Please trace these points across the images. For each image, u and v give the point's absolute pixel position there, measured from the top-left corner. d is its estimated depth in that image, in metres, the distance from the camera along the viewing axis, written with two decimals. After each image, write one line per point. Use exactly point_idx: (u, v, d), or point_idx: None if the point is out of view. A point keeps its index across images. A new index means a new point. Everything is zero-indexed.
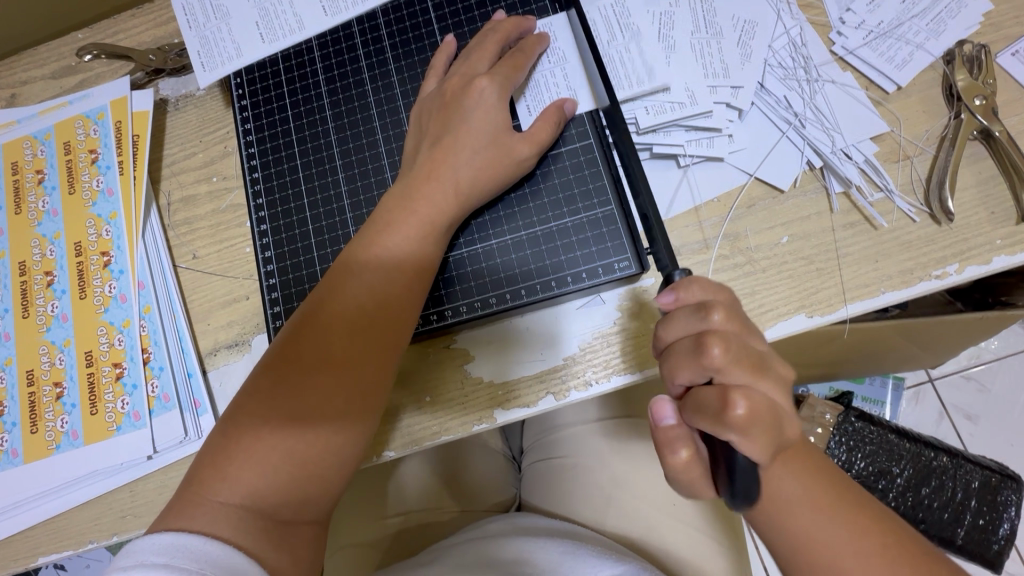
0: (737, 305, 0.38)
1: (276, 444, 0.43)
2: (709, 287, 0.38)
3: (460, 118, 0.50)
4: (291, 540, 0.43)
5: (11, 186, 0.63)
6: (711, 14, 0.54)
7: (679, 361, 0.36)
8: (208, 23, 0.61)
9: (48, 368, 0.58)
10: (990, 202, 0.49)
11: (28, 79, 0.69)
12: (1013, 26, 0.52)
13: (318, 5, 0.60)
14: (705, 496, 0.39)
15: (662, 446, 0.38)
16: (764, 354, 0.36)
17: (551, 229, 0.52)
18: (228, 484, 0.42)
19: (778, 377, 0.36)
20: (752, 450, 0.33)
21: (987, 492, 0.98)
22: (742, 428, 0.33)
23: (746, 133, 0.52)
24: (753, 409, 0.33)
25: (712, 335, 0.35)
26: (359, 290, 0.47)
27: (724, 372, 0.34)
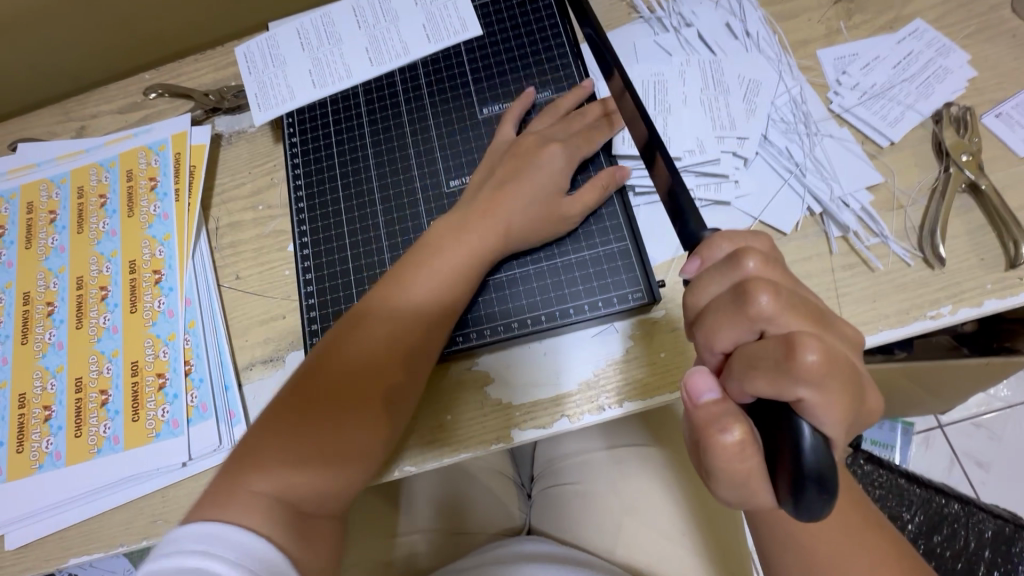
0: (774, 251, 0.36)
1: (308, 442, 0.46)
2: (740, 236, 0.36)
3: (528, 171, 0.55)
4: (311, 534, 0.44)
5: (76, 208, 0.69)
6: (719, 74, 0.60)
7: (721, 317, 0.33)
8: (267, 70, 0.68)
9: (96, 376, 0.62)
10: (981, 250, 0.52)
11: (96, 113, 0.76)
12: (996, 91, 0.57)
13: (365, 58, 0.67)
14: (759, 501, 0.31)
15: (705, 426, 0.31)
16: (824, 310, 0.33)
17: (570, 261, 0.56)
18: (262, 474, 0.44)
19: (838, 334, 0.33)
20: (828, 405, 0.28)
21: (1001, 543, 0.94)
22: (814, 378, 0.28)
23: (751, 179, 0.57)
24: (826, 356, 0.29)
25: (758, 283, 0.32)
26: (401, 310, 0.51)
27: (776, 321, 0.31)
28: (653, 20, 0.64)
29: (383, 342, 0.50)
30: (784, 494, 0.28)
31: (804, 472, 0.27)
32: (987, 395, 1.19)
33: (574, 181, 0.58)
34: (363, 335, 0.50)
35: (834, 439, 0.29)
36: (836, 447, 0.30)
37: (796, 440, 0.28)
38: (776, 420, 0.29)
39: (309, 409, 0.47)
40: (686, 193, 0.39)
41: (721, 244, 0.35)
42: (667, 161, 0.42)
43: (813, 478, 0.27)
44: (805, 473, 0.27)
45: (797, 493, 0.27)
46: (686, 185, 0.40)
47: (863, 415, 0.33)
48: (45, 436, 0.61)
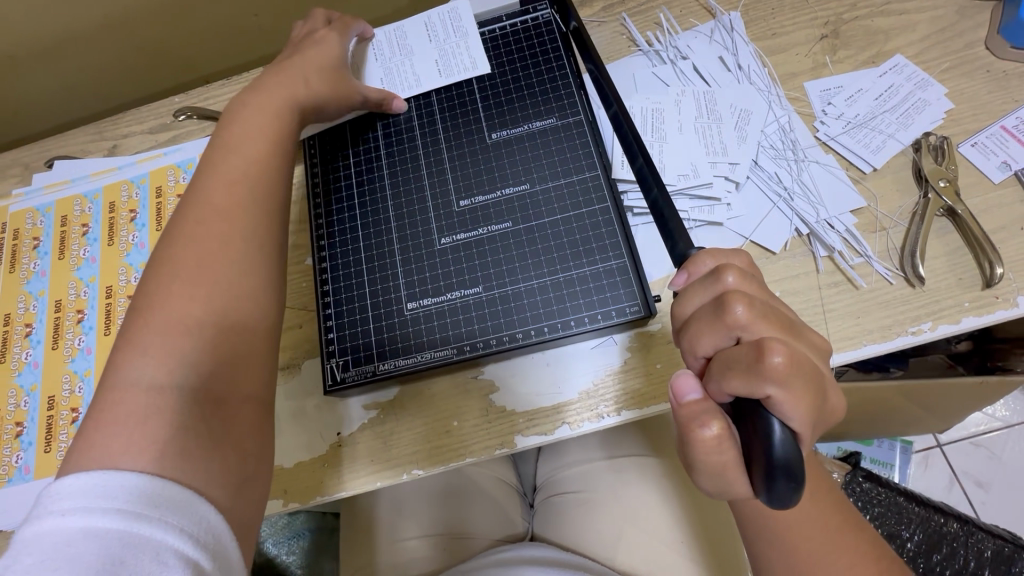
0: (752, 269, 0.40)
1: (188, 334, 0.43)
2: (721, 254, 0.40)
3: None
4: (223, 418, 0.42)
5: (107, 222, 0.73)
6: (712, 103, 0.64)
7: (702, 326, 0.37)
8: None
9: None
10: (958, 270, 0.56)
11: (128, 133, 0.81)
12: (972, 122, 0.61)
13: (380, 87, 0.70)
14: (737, 488, 0.35)
15: (688, 422, 0.35)
16: (793, 319, 0.37)
17: (571, 275, 0.59)
18: (148, 368, 0.40)
19: (806, 342, 0.36)
20: (794, 402, 0.31)
21: (1001, 563, 0.94)
22: (781, 377, 0.31)
23: (741, 202, 0.61)
24: (791, 359, 0.32)
25: (735, 294, 0.35)
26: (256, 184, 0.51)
27: (750, 329, 0.35)
28: (651, 52, 0.69)
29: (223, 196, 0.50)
30: (756, 481, 0.31)
31: (773, 462, 0.30)
32: (985, 415, 1.21)
33: (576, 202, 0.62)
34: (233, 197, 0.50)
35: (801, 433, 0.32)
36: (803, 441, 0.33)
37: (766, 433, 0.31)
38: (751, 416, 0.32)
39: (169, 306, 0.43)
40: (674, 218, 0.44)
41: (704, 262, 0.40)
42: (657, 186, 0.46)
43: (780, 468, 0.30)
44: (771, 464, 0.30)
45: (767, 481, 0.30)
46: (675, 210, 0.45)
47: (827, 415, 0.36)
48: (72, 437, 0.64)
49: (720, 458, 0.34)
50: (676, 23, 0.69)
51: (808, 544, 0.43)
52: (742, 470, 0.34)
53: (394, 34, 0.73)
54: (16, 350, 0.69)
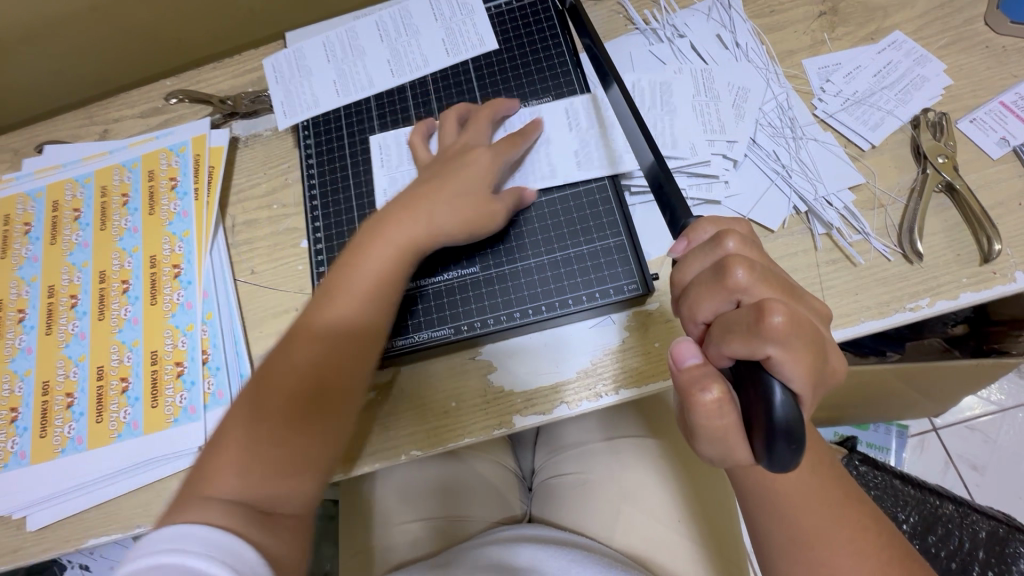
0: (752, 235, 0.40)
1: (258, 448, 0.47)
2: (721, 222, 0.40)
3: (449, 175, 0.57)
4: (274, 528, 0.44)
5: (100, 206, 0.72)
6: (710, 81, 0.64)
7: (702, 291, 0.36)
8: (293, 79, 0.73)
9: (116, 364, 0.65)
10: (957, 246, 0.56)
11: (119, 117, 0.80)
12: (971, 98, 0.60)
13: (388, 70, 0.71)
14: (738, 453, 0.35)
15: (688, 387, 0.35)
16: (793, 283, 0.37)
17: (569, 254, 0.59)
18: (218, 482, 0.45)
19: (805, 305, 0.36)
20: (793, 361, 0.31)
21: (995, 544, 0.91)
22: (781, 337, 0.31)
23: (739, 180, 0.60)
24: (791, 319, 0.32)
25: (735, 258, 0.35)
26: (348, 296, 0.53)
27: (751, 292, 0.34)
28: (649, 31, 0.68)
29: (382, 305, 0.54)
30: (756, 440, 0.31)
31: (773, 420, 0.30)
32: (979, 398, 1.22)
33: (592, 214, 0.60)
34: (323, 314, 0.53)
35: (802, 394, 0.32)
36: (804, 403, 0.33)
37: (766, 393, 0.31)
38: (752, 378, 0.32)
39: (263, 414, 0.48)
40: (673, 187, 0.44)
41: (704, 230, 0.40)
42: (658, 160, 0.46)
43: (780, 428, 0.30)
44: (772, 424, 0.30)
45: (767, 441, 0.30)
46: (674, 182, 0.45)
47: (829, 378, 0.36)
48: (67, 421, 0.64)
49: (721, 422, 0.33)
50: (674, 1, 0.69)
51: (806, 516, 0.43)
52: (743, 435, 0.34)
53: (400, 16, 0.73)
54: (8, 336, 0.68)
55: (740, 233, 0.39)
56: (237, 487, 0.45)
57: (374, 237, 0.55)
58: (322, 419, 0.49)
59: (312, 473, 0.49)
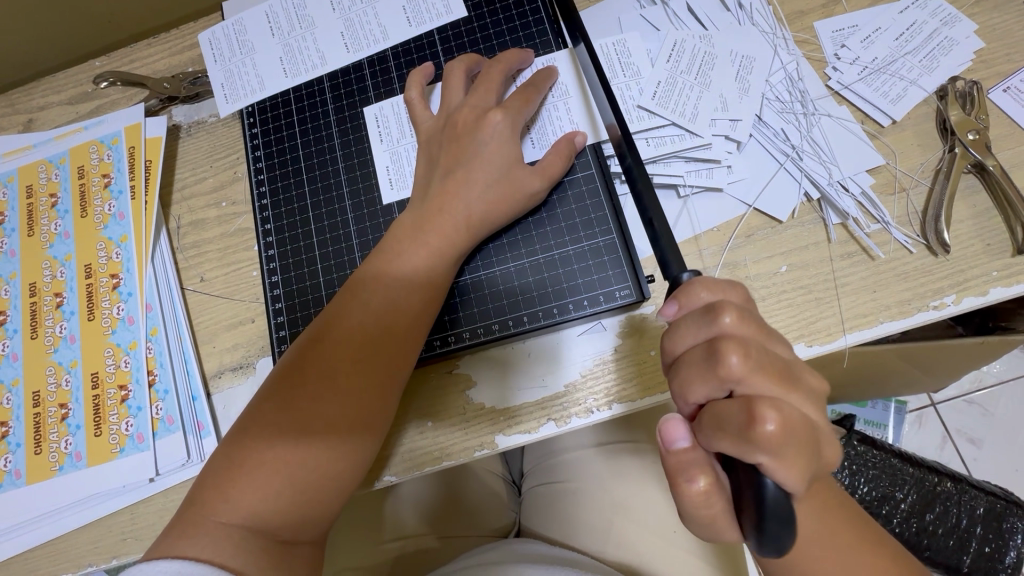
0: (749, 306, 0.36)
1: (278, 467, 0.43)
2: (718, 285, 0.35)
3: (474, 152, 0.51)
4: (287, 564, 0.42)
5: (25, 209, 0.64)
6: (711, 50, 0.56)
7: (693, 373, 0.33)
8: (234, 57, 0.64)
9: (54, 389, 0.58)
10: (986, 234, 0.50)
11: (45, 104, 0.70)
12: (1004, 63, 0.53)
13: (342, 45, 0.62)
14: (726, 531, 0.35)
15: (674, 472, 0.34)
16: (789, 362, 0.33)
17: (554, 257, 0.53)
18: (230, 505, 0.42)
19: (804, 389, 0.33)
20: (784, 469, 0.29)
21: (992, 519, 0.96)
22: (772, 445, 0.29)
23: (744, 164, 0.53)
24: (783, 423, 0.30)
25: (729, 343, 0.31)
26: (377, 303, 0.48)
27: (745, 383, 0.31)
28: None
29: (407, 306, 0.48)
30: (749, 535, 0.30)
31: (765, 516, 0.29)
32: (980, 372, 1.18)
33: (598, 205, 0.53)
34: (354, 318, 0.47)
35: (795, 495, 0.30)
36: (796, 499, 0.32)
37: (757, 493, 0.29)
38: (741, 479, 0.30)
39: (284, 422, 0.44)
40: (647, 193, 0.41)
41: (698, 295, 0.35)
42: (641, 180, 0.42)
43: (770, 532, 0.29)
44: (761, 529, 0.29)
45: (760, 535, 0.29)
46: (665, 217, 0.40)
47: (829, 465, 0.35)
48: (3, 454, 0.57)
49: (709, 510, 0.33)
50: None
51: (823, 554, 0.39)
52: (731, 519, 0.34)
53: None
54: None
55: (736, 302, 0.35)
56: (251, 514, 0.42)
57: (413, 235, 0.50)
58: (335, 439, 0.44)
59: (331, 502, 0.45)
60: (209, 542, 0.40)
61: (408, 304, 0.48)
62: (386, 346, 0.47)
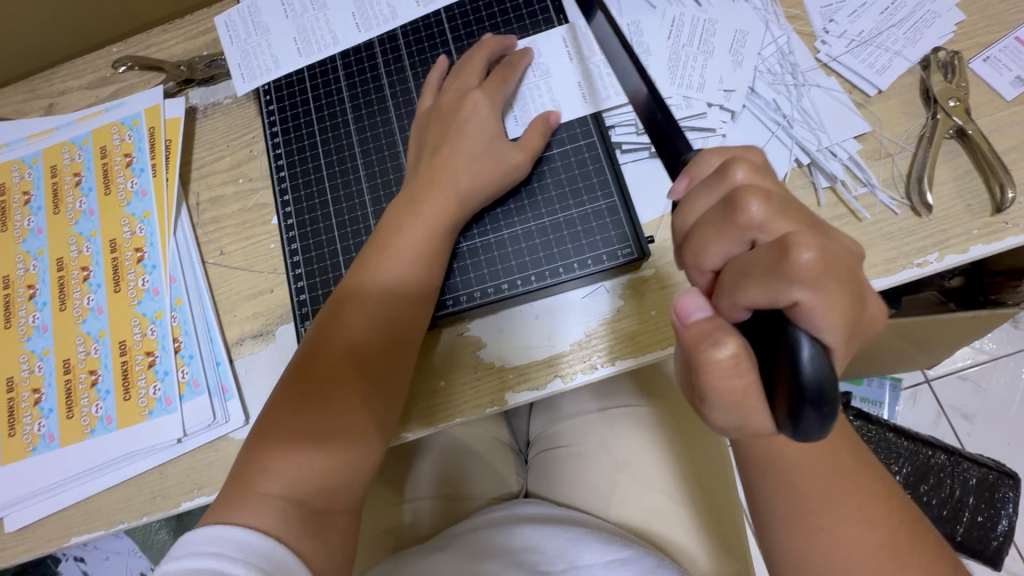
0: (767, 167, 0.35)
1: (300, 451, 0.45)
2: (730, 154, 0.36)
3: (456, 130, 0.54)
4: (325, 532, 0.44)
5: (50, 187, 0.67)
6: (708, 24, 0.59)
7: (710, 231, 0.33)
8: (249, 39, 0.67)
9: (84, 357, 0.61)
10: (967, 195, 0.52)
11: (65, 89, 0.73)
12: (984, 35, 0.56)
13: (353, 26, 0.65)
14: (757, 423, 0.31)
15: (697, 343, 0.31)
16: (817, 217, 0.32)
17: (558, 220, 0.56)
18: (269, 476, 0.44)
19: (835, 241, 0.31)
20: (824, 306, 0.28)
21: (984, 489, 0.99)
22: (809, 278, 0.27)
23: (738, 132, 0.56)
24: (822, 255, 0.28)
25: (748, 191, 0.31)
26: (384, 280, 0.51)
27: (766, 229, 0.31)
28: None
29: (407, 290, 0.51)
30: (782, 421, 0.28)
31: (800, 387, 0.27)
32: (972, 349, 1.21)
33: (598, 172, 0.56)
34: (363, 305, 0.50)
35: (835, 344, 0.29)
36: (836, 354, 0.29)
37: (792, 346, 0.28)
38: (773, 332, 0.29)
39: (302, 405, 0.47)
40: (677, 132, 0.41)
41: (709, 163, 0.36)
42: (661, 109, 0.42)
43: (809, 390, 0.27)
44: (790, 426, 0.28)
45: (794, 411, 0.27)
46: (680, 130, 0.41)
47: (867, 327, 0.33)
48: (37, 419, 0.60)
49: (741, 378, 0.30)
50: None
51: (836, 489, 0.41)
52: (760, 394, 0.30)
53: None
54: (21, 314, 0.63)
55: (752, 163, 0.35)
56: (290, 481, 0.44)
57: (423, 200, 0.53)
58: (362, 409, 0.48)
59: (358, 473, 0.47)
60: (256, 509, 0.43)
61: (415, 285, 0.52)
62: (394, 329, 0.50)
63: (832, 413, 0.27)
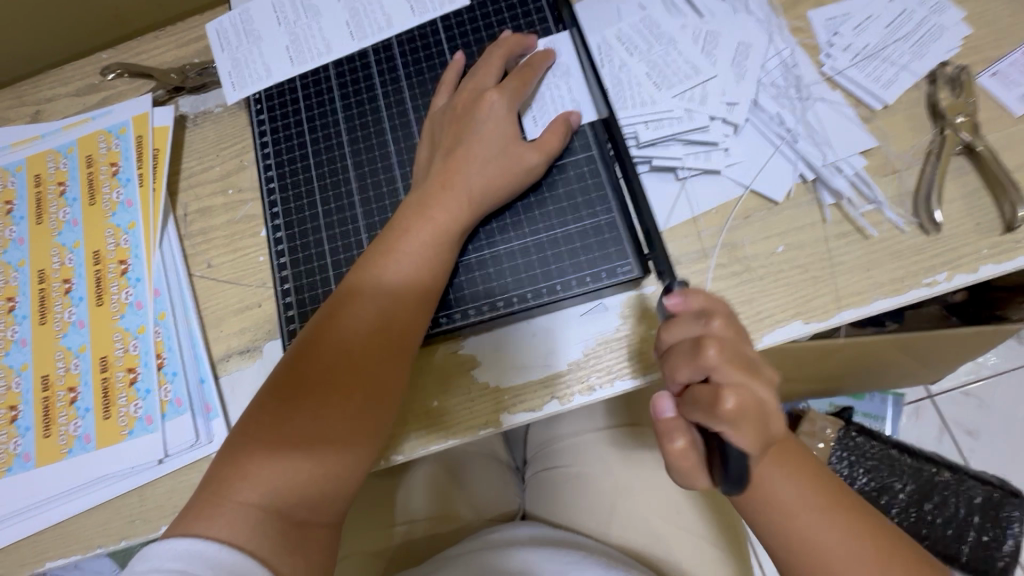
0: (732, 314, 0.41)
1: (286, 452, 0.44)
2: (709, 298, 0.42)
3: (472, 131, 0.53)
4: (303, 546, 0.43)
5: (33, 197, 0.65)
6: (710, 37, 0.57)
7: (679, 359, 0.39)
8: (241, 46, 0.65)
9: (63, 373, 0.59)
10: (977, 214, 0.51)
11: (52, 96, 0.71)
12: (992, 49, 0.55)
13: (346, 33, 0.63)
14: (698, 484, 0.41)
15: (662, 434, 0.40)
16: (755, 360, 0.39)
17: (556, 235, 0.54)
18: (249, 483, 0.42)
19: (766, 383, 0.38)
20: (738, 436, 0.36)
21: (990, 508, 0.96)
22: (730, 419, 0.36)
23: (741, 146, 0.55)
24: (740, 404, 0.36)
25: (708, 343, 0.38)
26: (388, 277, 0.49)
27: (718, 371, 0.37)
28: None
29: (412, 287, 0.49)
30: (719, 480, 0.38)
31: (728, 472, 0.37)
32: (976, 364, 1.19)
33: (598, 186, 0.54)
34: (363, 304, 0.48)
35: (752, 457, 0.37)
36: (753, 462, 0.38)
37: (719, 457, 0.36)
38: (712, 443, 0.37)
39: (293, 408, 0.45)
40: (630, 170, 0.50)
41: (688, 296, 0.42)
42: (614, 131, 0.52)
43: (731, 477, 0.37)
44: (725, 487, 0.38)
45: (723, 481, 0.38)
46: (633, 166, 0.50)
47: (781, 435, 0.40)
48: (12, 437, 0.58)
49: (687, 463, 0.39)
50: None
51: None
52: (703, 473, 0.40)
53: None
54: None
55: (722, 310, 0.41)
56: (268, 490, 0.42)
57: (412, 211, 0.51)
58: (353, 416, 0.45)
59: (342, 483, 0.45)
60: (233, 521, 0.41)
61: (410, 287, 0.49)
62: (390, 334, 0.48)
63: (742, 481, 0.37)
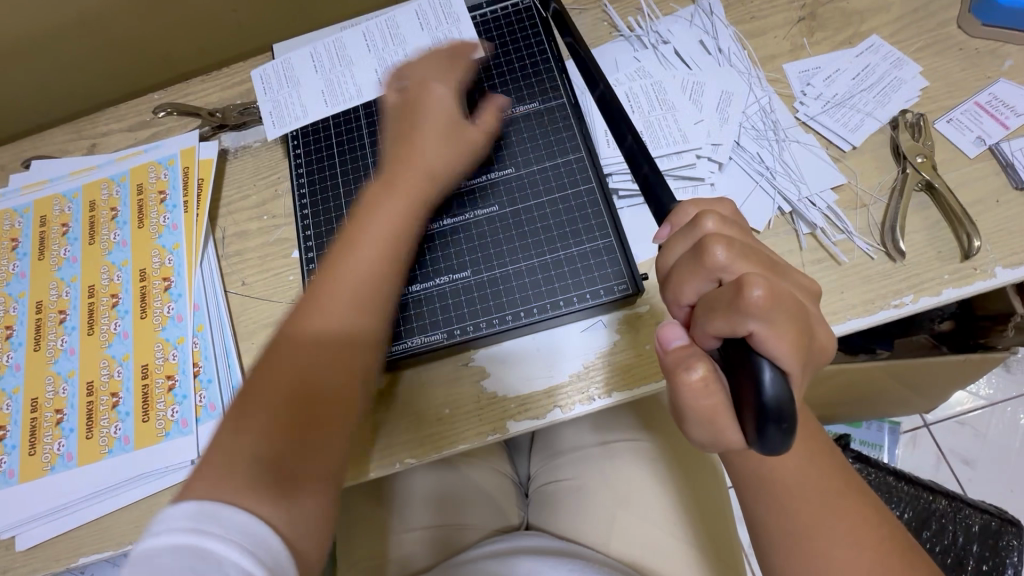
0: (735, 216, 0.42)
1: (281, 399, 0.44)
2: (704, 205, 0.42)
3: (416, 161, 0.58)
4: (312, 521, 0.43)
5: (88, 221, 0.72)
6: (697, 86, 0.65)
7: (684, 272, 0.38)
8: (281, 90, 0.74)
9: (107, 379, 0.64)
10: (938, 243, 0.57)
11: (107, 131, 0.79)
12: (947, 99, 0.62)
13: (374, 79, 0.71)
14: (728, 436, 0.35)
15: (676, 367, 0.36)
16: (776, 261, 0.38)
17: (559, 257, 0.60)
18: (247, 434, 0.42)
19: (789, 281, 0.37)
20: (776, 335, 0.32)
21: (988, 537, 0.97)
22: (762, 312, 0.32)
23: (725, 182, 0.62)
24: (771, 293, 0.33)
25: (714, 238, 0.36)
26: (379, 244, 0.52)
27: (730, 269, 0.36)
28: (633, 38, 0.69)
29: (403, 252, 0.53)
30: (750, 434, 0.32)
31: (764, 410, 0.30)
32: (969, 393, 1.23)
33: (597, 213, 0.61)
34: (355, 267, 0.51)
35: (792, 370, 0.33)
36: (794, 382, 0.33)
37: (755, 374, 0.31)
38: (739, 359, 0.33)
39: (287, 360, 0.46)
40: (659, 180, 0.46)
41: (686, 213, 0.42)
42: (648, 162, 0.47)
43: (771, 411, 0.30)
44: (757, 438, 0.31)
45: (759, 427, 0.31)
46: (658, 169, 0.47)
47: (818, 353, 0.37)
48: (57, 438, 0.63)
49: (710, 401, 0.34)
50: (657, 8, 0.70)
51: (834, 516, 0.42)
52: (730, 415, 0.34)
53: (386, 26, 0.73)
54: (50, 337, 0.67)
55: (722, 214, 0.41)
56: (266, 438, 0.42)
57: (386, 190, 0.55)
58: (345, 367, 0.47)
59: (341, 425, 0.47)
60: None
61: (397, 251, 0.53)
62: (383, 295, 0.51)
63: (793, 428, 0.31)
